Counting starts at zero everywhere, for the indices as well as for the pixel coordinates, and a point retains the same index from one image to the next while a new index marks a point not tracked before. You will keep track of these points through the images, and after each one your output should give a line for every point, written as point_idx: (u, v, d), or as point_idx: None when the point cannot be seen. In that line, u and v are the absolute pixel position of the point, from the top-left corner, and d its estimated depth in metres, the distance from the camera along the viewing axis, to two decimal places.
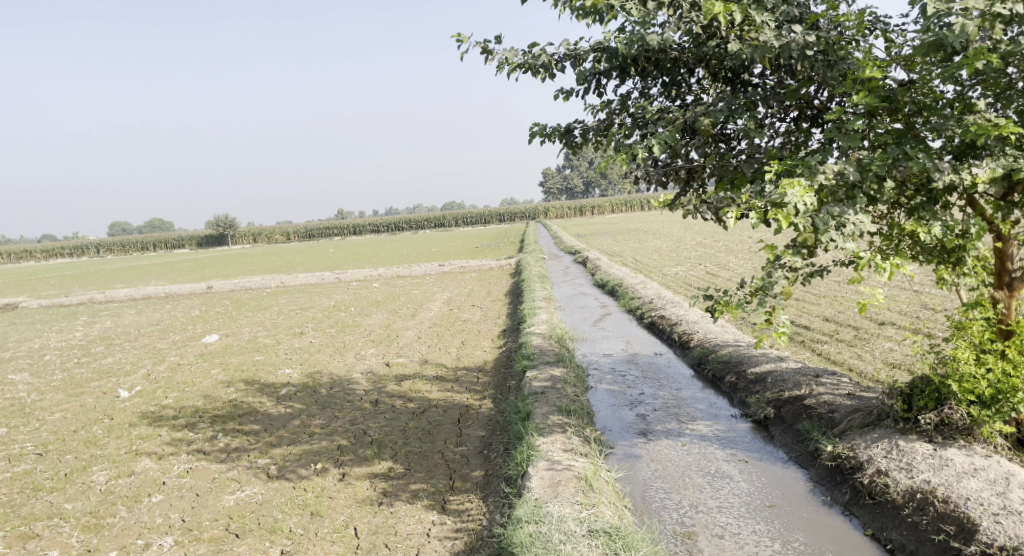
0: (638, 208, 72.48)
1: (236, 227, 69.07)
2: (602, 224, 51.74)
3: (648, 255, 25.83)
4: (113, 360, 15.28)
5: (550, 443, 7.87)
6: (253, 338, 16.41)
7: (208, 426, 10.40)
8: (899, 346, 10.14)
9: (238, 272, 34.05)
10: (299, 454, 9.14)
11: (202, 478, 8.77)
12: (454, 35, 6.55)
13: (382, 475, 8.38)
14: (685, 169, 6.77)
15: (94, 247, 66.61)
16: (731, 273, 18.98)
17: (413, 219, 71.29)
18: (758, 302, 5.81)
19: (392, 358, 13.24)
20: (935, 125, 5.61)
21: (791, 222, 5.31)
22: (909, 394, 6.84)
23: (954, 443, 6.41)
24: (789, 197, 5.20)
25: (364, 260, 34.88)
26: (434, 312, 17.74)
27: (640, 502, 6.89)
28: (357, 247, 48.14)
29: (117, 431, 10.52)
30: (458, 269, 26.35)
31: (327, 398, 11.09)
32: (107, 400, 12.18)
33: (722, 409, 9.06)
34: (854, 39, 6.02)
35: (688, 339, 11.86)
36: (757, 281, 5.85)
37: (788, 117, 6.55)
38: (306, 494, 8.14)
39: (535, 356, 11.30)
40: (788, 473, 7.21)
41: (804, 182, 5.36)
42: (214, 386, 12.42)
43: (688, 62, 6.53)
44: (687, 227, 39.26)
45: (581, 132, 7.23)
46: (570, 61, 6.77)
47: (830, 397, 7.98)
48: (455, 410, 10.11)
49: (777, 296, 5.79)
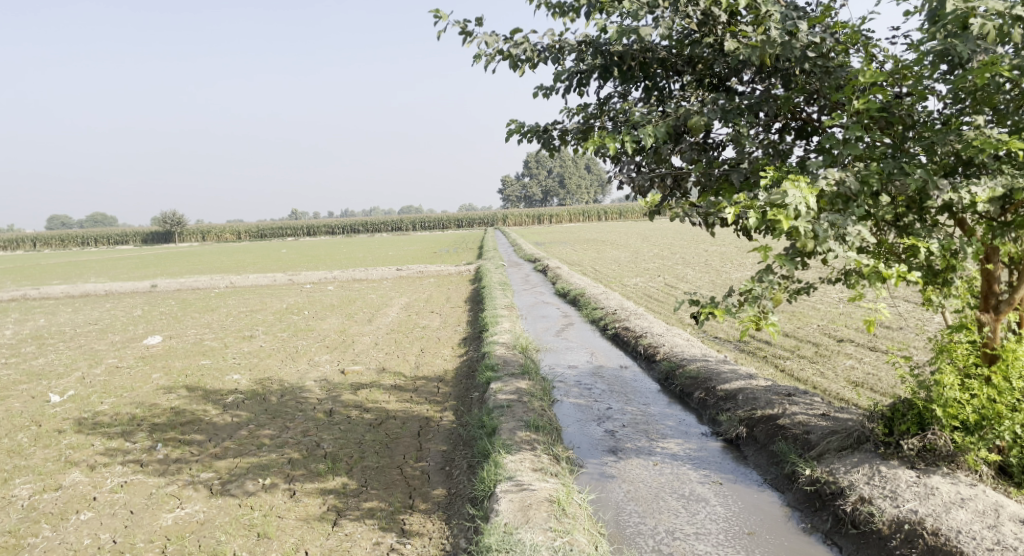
0: (595, 217, 72.70)
1: (184, 224, 67.15)
2: (559, 233, 51.72)
3: (608, 264, 25.68)
4: (44, 362, 14.34)
5: (518, 462, 7.48)
6: (199, 341, 15.62)
7: (147, 435, 9.71)
8: (861, 363, 10.05)
9: (185, 272, 32.88)
10: (245, 467, 8.55)
11: (137, 493, 8.13)
12: (433, 9, 6.14)
13: (336, 493, 7.87)
14: (670, 176, 6.47)
15: (32, 240, 64.34)
16: (691, 285, 18.86)
17: (368, 222, 70.21)
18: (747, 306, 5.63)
19: (348, 365, 12.67)
20: (934, 140, 5.52)
21: (793, 224, 5.05)
22: (890, 417, 6.66)
23: (937, 471, 6.23)
24: (792, 197, 5.00)
25: (318, 262, 34.02)
26: (390, 318, 17.17)
27: (614, 527, 6.56)
28: (312, 249, 47.18)
29: (44, 439, 9.76)
30: (415, 274, 25.80)
31: (277, 407, 10.50)
32: (36, 405, 11.35)
33: (692, 426, 8.78)
34: (847, 49, 5.91)
35: (653, 352, 11.59)
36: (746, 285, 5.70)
37: (772, 129, 6.35)
38: (253, 513, 7.58)
39: (498, 367, 10.86)
40: (764, 497, 6.96)
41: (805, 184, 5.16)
42: (154, 392, 11.68)
43: (675, 66, 6.30)
44: (644, 238, 39.36)
45: (559, 134, 6.87)
46: (552, 53, 6.44)
47: (805, 418, 7.77)
48: (414, 422, 9.62)
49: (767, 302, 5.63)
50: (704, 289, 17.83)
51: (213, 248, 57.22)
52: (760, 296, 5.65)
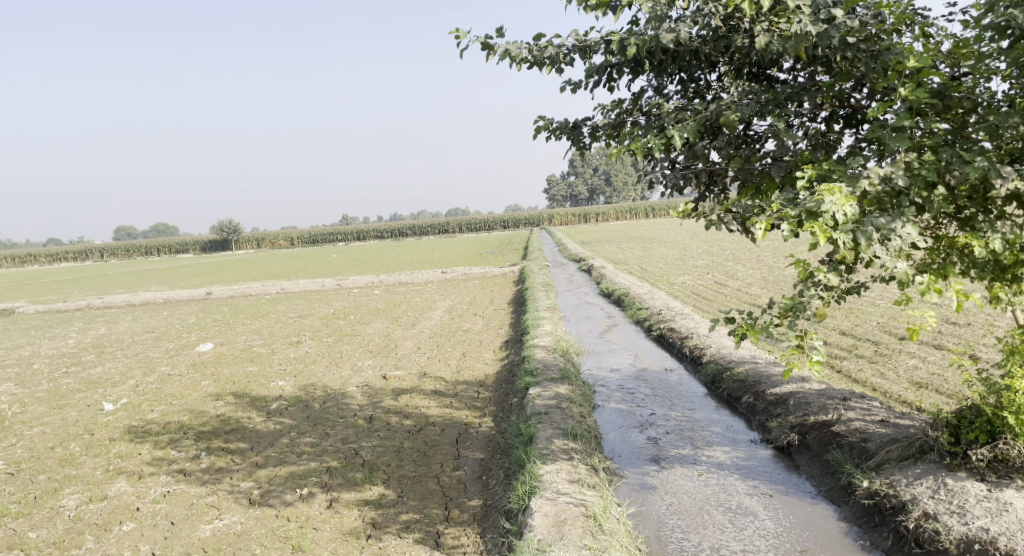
0: (644, 215, 71.78)
1: (239, 232, 68.75)
2: (605, 231, 51.14)
3: (655, 263, 25.13)
4: (101, 370, 14.60)
5: (554, 473, 7.18)
6: (248, 347, 15.73)
7: (192, 444, 9.72)
8: (924, 363, 9.44)
9: (239, 279, 33.45)
10: (284, 477, 8.45)
11: (179, 504, 8.10)
12: (452, 30, 5.81)
13: (372, 503, 7.68)
14: (706, 172, 6.11)
15: (98, 251, 66.93)
16: (741, 282, 18.25)
17: (416, 226, 70.68)
18: (788, 325, 5.23)
19: (390, 370, 12.53)
20: (993, 126, 5.06)
21: (830, 236, 4.73)
22: (956, 424, 6.13)
23: (1011, 484, 5.71)
24: (828, 205, 4.65)
25: (367, 267, 34.28)
26: (435, 322, 17.03)
27: (655, 544, 6.22)
28: (360, 253, 47.52)
29: (95, 448, 9.86)
30: (461, 276, 25.68)
31: (319, 414, 10.40)
32: (90, 413, 11.53)
33: (741, 433, 8.34)
34: (897, 30, 5.47)
35: (700, 354, 11.13)
36: (786, 302, 5.28)
37: (817, 118, 5.94)
38: (288, 525, 7.45)
39: (538, 372, 10.55)
40: (818, 510, 6.53)
41: (847, 189, 4.79)
42: (202, 400, 11.74)
43: (709, 57, 5.94)
44: (692, 235, 38.61)
45: (590, 131, 6.54)
46: (580, 53, 6.12)
47: (862, 425, 7.27)
48: (453, 429, 9.40)
49: (811, 318, 5.26)
50: (754, 287, 17.21)
51: (269, 254, 58.35)
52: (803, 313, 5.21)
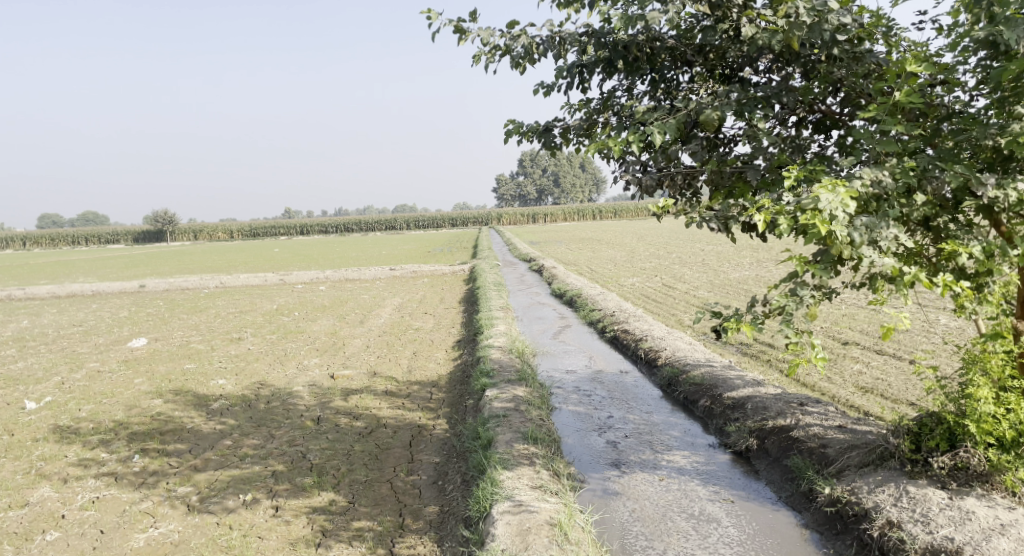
0: (590, 216, 72.35)
1: (175, 223, 66.31)
2: (552, 232, 51.20)
3: (604, 264, 25.22)
4: (23, 366, 13.74)
5: (515, 479, 6.99)
6: (185, 344, 15.05)
7: (124, 445, 9.17)
8: (869, 368, 9.59)
9: (175, 272, 32.17)
10: (226, 481, 8.02)
11: (109, 511, 7.60)
12: (423, 10, 5.56)
13: (322, 510, 7.33)
14: (681, 174, 5.99)
15: (20, 239, 64.02)
16: (689, 285, 18.40)
17: (360, 222, 69.57)
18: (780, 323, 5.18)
19: (338, 369, 12.13)
20: (969, 134, 5.09)
21: (827, 230, 4.64)
22: (917, 432, 6.19)
23: (971, 492, 5.78)
24: (826, 202, 4.59)
25: (310, 262, 33.50)
26: (383, 320, 16.63)
27: (621, 552, 6.10)
28: (303, 248, 46.33)
29: (16, 450, 9.21)
30: (409, 274, 25.25)
31: (264, 414, 9.96)
32: (10, 412, 10.80)
33: (698, 437, 8.30)
34: (871, 35, 5.46)
35: (655, 357, 11.08)
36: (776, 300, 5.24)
37: (788, 123, 5.90)
38: (231, 533, 7.05)
39: (494, 373, 10.33)
40: (780, 517, 6.50)
41: (843, 185, 4.72)
42: (136, 398, 11.13)
43: (683, 55, 5.82)
44: (638, 238, 38.96)
45: (560, 131, 6.32)
46: (552, 46, 5.91)
47: (820, 430, 7.29)
48: (406, 431, 9.11)
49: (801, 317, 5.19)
50: (703, 290, 17.36)
51: (208, 246, 56.52)
52: (793, 311, 5.17)
